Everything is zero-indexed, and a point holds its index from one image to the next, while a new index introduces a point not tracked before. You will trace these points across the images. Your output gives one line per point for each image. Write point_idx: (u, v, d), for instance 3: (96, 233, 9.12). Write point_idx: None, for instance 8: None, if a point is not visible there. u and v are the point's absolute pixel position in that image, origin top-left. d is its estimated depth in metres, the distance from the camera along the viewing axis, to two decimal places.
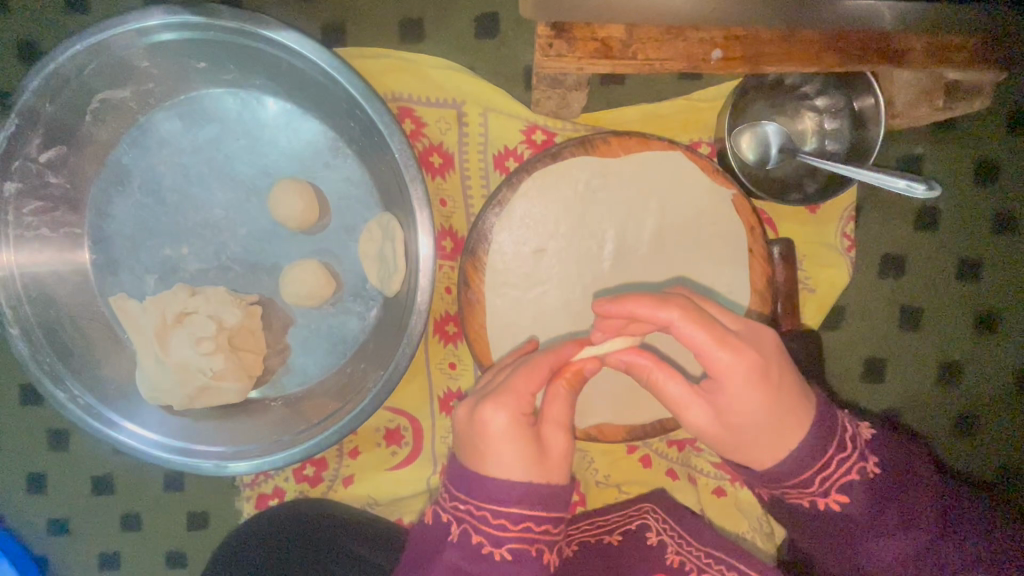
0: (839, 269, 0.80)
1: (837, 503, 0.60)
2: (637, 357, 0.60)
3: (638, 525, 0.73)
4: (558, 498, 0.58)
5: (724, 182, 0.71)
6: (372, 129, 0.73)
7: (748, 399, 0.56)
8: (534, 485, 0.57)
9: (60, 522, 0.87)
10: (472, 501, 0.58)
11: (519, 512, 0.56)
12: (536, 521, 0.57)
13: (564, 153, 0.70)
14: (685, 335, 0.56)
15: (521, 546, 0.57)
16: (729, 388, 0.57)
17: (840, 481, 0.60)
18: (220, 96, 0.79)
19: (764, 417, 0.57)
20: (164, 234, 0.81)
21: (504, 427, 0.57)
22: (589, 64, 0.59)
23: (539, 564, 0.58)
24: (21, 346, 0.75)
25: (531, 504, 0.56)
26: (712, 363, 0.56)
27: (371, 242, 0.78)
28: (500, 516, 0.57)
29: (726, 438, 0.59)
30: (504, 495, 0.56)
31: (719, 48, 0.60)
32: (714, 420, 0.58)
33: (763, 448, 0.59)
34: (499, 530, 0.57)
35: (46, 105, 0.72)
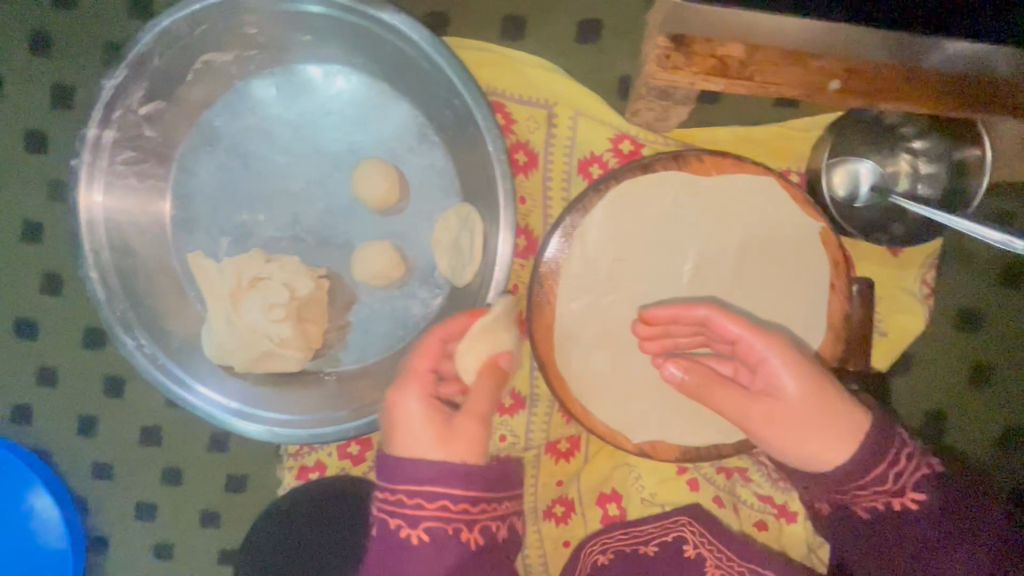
0: (914, 315, 0.78)
1: (915, 502, 0.57)
2: (685, 377, 0.65)
3: (674, 537, 0.74)
4: (478, 473, 0.58)
5: (815, 214, 0.70)
6: (467, 119, 0.73)
7: (788, 378, 0.60)
8: (440, 466, 0.57)
9: (105, 467, 0.88)
10: (389, 487, 0.58)
11: (434, 489, 0.57)
12: (452, 500, 0.57)
13: (656, 166, 0.70)
14: (724, 324, 0.63)
15: (437, 525, 0.57)
16: (773, 376, 0.61)
17: (915, 479, 0.57)
18: (318, 70, 0.80)
19: (819, 407, 0.58)
20: (244, 199, 0.82)
21: (417, 412, 0.61)
22: (704, 80, 0.59)
23: (459, 544, 0.57)
24: (98, 291, 0.76)
25: (431, 476, 0.57)
26: (752, 350, 0.62)
27: (446, 231, 0.78)
28: (417, 496, 0.57)
29: (789, 436, 0.59)
30: (418, 472, 0.57)
31: (837, 79, 0.59)
32: (771, 415, 0.60)
33: (831, 441, 0.58)
34: (417, 510, 0.57)
35: (155, 59, 0.74)
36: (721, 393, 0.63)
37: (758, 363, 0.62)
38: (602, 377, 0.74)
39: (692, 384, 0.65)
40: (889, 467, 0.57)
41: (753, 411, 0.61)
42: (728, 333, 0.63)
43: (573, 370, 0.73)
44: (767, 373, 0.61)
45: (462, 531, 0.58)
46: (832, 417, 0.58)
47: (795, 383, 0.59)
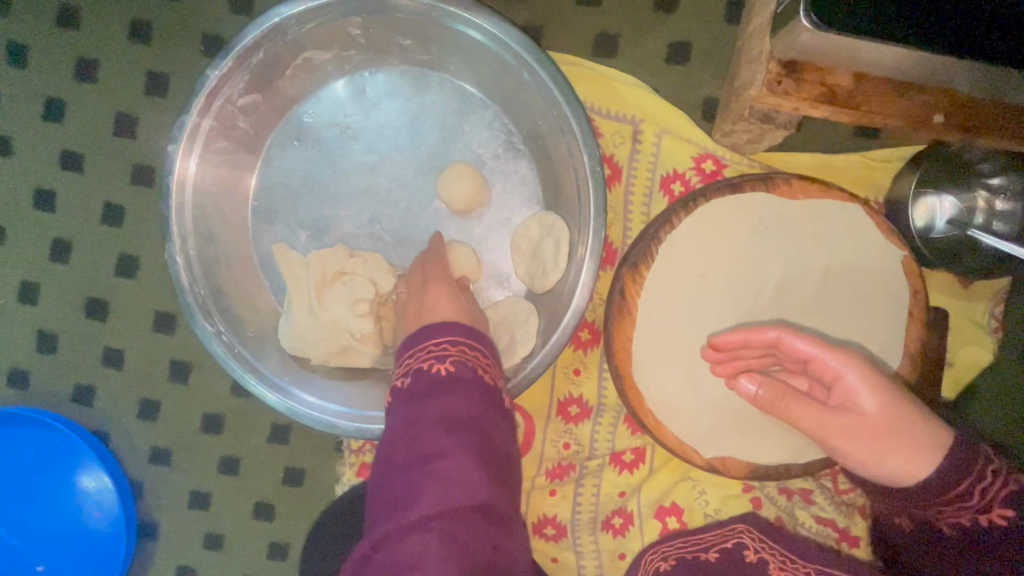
0: (982, 348, 0.80)
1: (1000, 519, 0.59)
2: (759, 390, 0.65)
3: (734, 543, 0.73)
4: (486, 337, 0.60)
5: (897, 243, 0.72)
6: (561, 130, 0.75)
7: (866, 396, 0.60)
8: (454, 329, 0.60)
9: (163, 452, 0.88)
10: (413, 347, 0.59)
11: (452, 338, 0.58)
12: (471, 345, 0.58)
13: (746, 186, 0.72)
14: (796, 343, 0.63)
15: (461, 363, 0.56)
16: (851, 395, 0.60)
17: (1002, 496, 0.58)
18: (412, 74, 0.82)
19: (899, 422, 0.59)
20: (327, 194, 0.83)
21: (447, 319, 0.66)
22: (810, 107, 0.61)
23: (477, 375, 0.56)
24: (181, 274, 0.76)
25: (451, 332, 0.59)
26: (825, 368, 0.62)
27: (527, 237, 0.79)
28: (438, 348, 0.58)
29: (869, 450, 0.59)
30: (433, 333, 0.59)
31: (943, 112, 0.61)
32: (851, 431, 0.60)
33: (915, 453, 0.58)
34: (437, 350, 0.57)
35: (260, 53, 0.75)
36: (797, 407, 0.62)
37: (833, 383, 0.62)
38: (681, 393, 0.74)
39: (764, 398, 0.64)
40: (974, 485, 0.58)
41: (833, 430, 0.60)
42: (801, 353, 0.63)
43: (652, 382, 0.74)
44: (843, 392, 0.61)
45: (478, 368, 0.57)
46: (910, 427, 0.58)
47: (874, 403, 0.59)
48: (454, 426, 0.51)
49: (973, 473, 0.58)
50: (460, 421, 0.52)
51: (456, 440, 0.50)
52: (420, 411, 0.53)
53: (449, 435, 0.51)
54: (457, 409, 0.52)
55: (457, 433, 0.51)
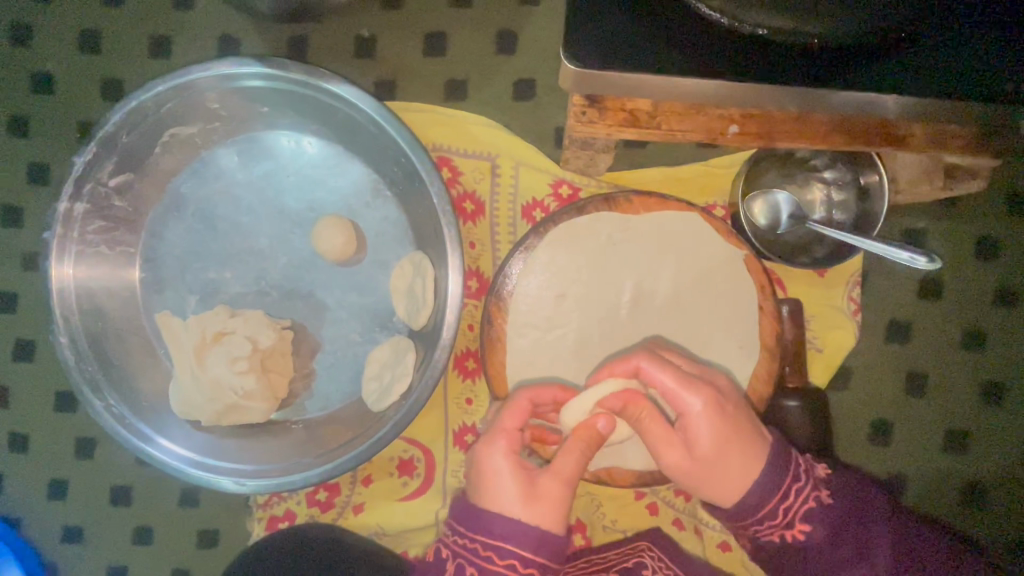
0: (845, 331, 0.84)
1: (801, 534, 0.65)
2: (623, 409, 0.65)
3: (635, 562, 0.73)
4: (557, 542, 0.60)
5: (737, 243, 0.76)
6: (414, 175, 0.79)
7: (706, 428, 0.64)
8: (523, 525, 0.59)
9: (75, 530, 0.89)
10: (468, 534, 0.61)
11: (507, 547, 0.59)
12: (522, 560, 0.58)
13: (589, 208, 0.76)
14: (654, 373, 0.65)
15: None
16: (693, 426, 0.65)
17: (802, 511, 0.65)
18: (278, 137, 0.87)
19: (727, 450, 0.64)
20: (210, 258, 0.87)
21: (502, 468, 0.62)
22: (618, 131, 0.66)
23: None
24: (67, 354, 0.79)
25: (514, 539, 0.59)
26: (677, 401, 0.65)
27: (401, 277, 0.83)
28: (496, 552, 0.59)
29: (706, 478, 0.65)
30: (493, 527, 0.59)
31: (736, 124, 0.66)
32: (689, 462, 0.65)
33: (733, 485, 0.65)
34: (488, 563, 0.59)
35: (123, 136, 0.80)
36: (653, 427, 0.65)
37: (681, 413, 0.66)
38: None
39: (630, 412, 0.65)
40: (780, 502, 0.65)
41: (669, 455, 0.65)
42: (657, 382, 0.65)
43: None
44: (687, 422, 0.65)
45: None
46: (746, 456, 0.64)
47: (708, 434, 0.64)
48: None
49: (777, 493, 0.65)
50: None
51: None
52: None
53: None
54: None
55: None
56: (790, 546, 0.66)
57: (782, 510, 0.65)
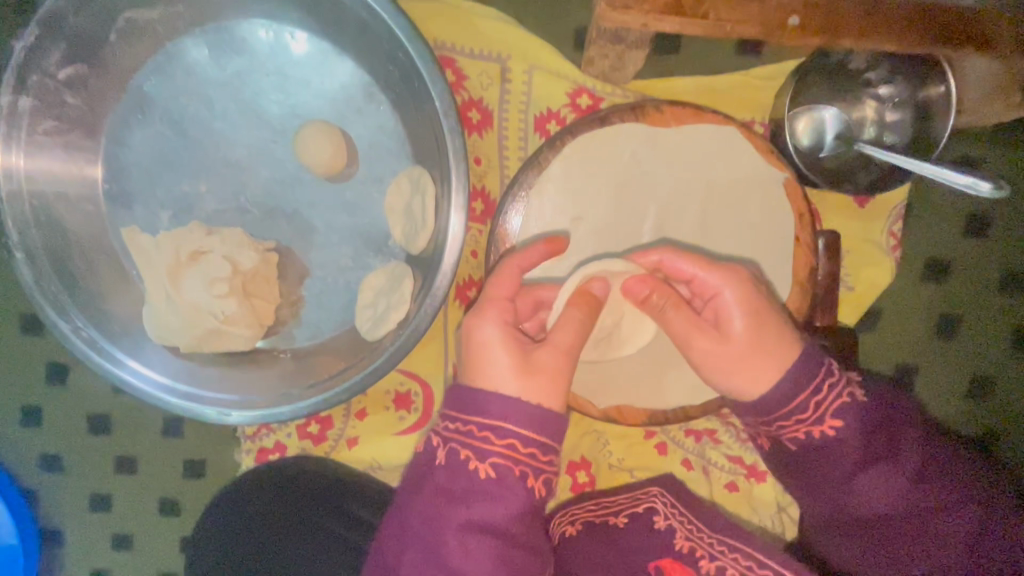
0: (882, 268, 0.77)
1: (831, 430, 0.57)
2: (651, 294, 0.61)
3: (645, 508, 0.70)
4: (549, 420, 0.54)
5: (778, 164, 0.68)
6: (413, 74, 0.69)
7: (740, 310, 0.59)
8: (518, 399, 0.53)
9: (53, 458, 0.84)
10: (460, 417, 0.54)
11: (504, 426, 0.53)
12: (521, 440, 0.53)
13: (612, 118, 0.67)
14: (676, 262, 0.62)
15: (504, 464, 0.53)
16: (723, 309, 0.60)
17: (836, 406, 0.57)
18: (253, 28, 0.75)
19: (765, 337, 0.58)
20: (182, 169, 0.77)
21: (492, 338, 0.56)
22: (656, 20, 0.55)
23: (524, 491, 0.53)
24: (26, 271, 0.70)
25: (512, 416, 0.53)
26: (705, 285, 0.61)
27: (398, 195, 0.75)
28: (485, 429, 0.53)
29: (725, 366, 0.59)
30: (487, 406, 0.53)
31: (797, 15, 0.55)
32: (716, 348, 0.59)
33: (763, 374, 0.58)
34: (483, 444, 0.53)
35: (70, 16, 0.68)
36: (677, 319, 0.60)
37: (710, 299, 0.61)
38: None
39: (652, 300, 0.61)
40: (812, 393, 0.57)
41: (697, 342, 0.59)
42: (680, 271, 0.62)
43: None
44: (716, 307, 0.61)
45: (528, 476, 0.54)
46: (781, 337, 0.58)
47: (742, 319, 0.59)
48: (480, 551, 0.52)
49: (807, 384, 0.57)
50: (484, 540, 0.52)
51: (482, 559, 0.52)
52: (422, 505, 0.55)
53: (477, 555, 0.52)
54: (489, 520, 0.53)
55: (486, 550, 0.52)
56: (815, 447, 0.58)
57: (813, 404, 0.57)
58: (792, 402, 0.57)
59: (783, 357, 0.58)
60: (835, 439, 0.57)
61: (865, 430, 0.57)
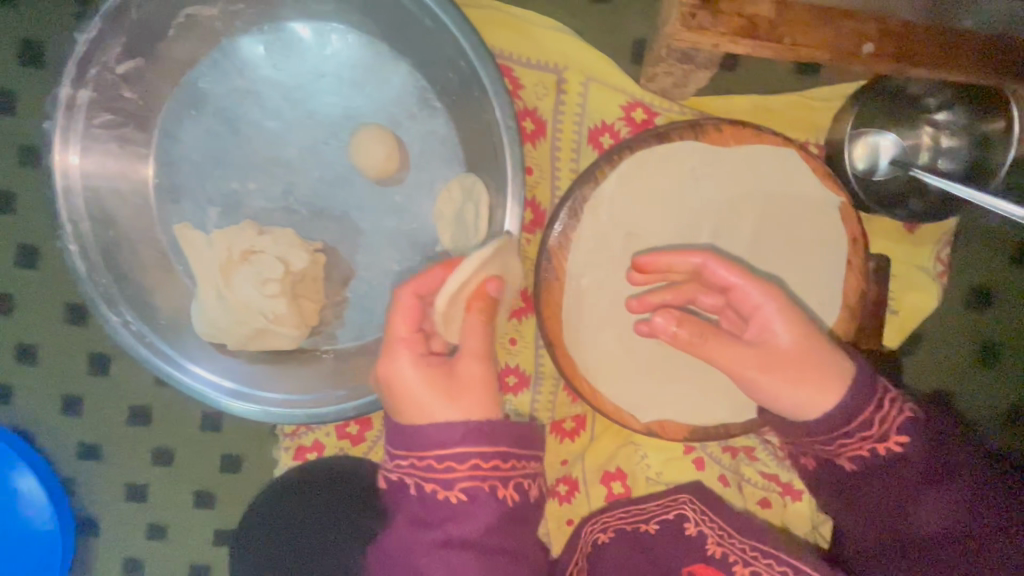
0: (928, 293, 0.77)
1: (895, 446, 0.58)
2: (679, 331, 0.59)
3: (675, 515, 0.72)
4: (501, 431, 0.54)
5: (834, 188, 0.68)
6: (472, 83, 0.68)
7: (783, 325, 0.59)
8: (467, 422, 0.53)
9: (92, 448, 0.85)
10: (412, 454, 0.54)
11: (461, 450, 0.53)
12: (482, 457, 0.53)
13: (672, 134, 0.67)
14: (720, 270, 0.61)
15: (472, 484, 0.53)
16: (768, 326, 0.59)
17: (896, 424, 0.58)
18: (311, 29, 0.75)
19: (810, 355, 0.58)
20: (232, 167, 0.77)
21: (411, 370, 0.55)
22: (730, 42, 0.55)
23: (496, 501, 0.54)
24: (78, 262, 0.71)
25: (464, 440, 0.53)
26: (745, 299, 0.60)
27: (448, 203, 0.74)
28: (444, 460, 0.53)
29: (783, 388, 0.59)
30: (435, 436, 0.53)
31: (871, 41, 0.55)
32: (766, 365, 0.59)
33: (820, 390, 0.58)
34: (446, 474, 0.53)
35: (133, 10, 0.69)
36: (712, 343, 0.59)
37: (752, 312, 0.60)
38: (613, 360, 0.72)
39: (684, 337, 0.60)
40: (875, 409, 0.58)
41: (743, 363, 0.59)
42: (721, 281, 0.61)
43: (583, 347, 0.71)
44: (761, 323, 0.60)
45: (495, 487, 0.54)
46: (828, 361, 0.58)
47: (787, 333, 0.58)
48: (457, 570, 0.52)
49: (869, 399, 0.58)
50: (461, 557, 0.52)
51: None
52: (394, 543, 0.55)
53: (456, 574, 0.52)
54: (464, 537, 0.53)
55: (465, 566, 0.52)
56: (876, 462, 0.59)
57: (874, 420, 0.58)
58: (851, 421, 0.58)
59: (835, 372, 0.59)
60: (892, 455, 0.58)
61: (922, 449, 0.58)
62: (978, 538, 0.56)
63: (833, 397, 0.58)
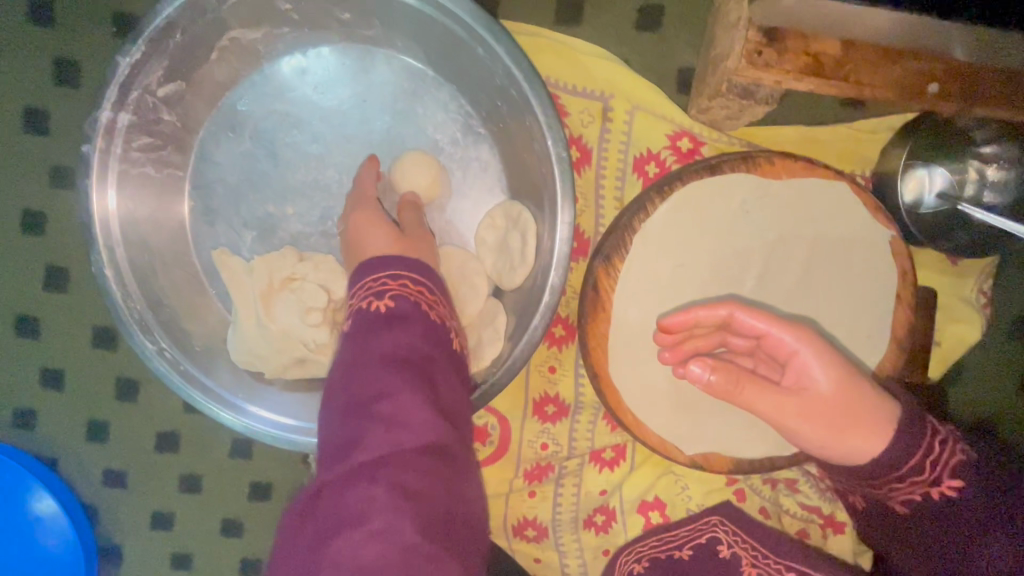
0: (971, 325, 0.77)
1: (950, 490, 0.59)
2: (714, 378, 0.56)
3: (708, 538, 0.76)
4: (426, 269, 0.57)
5: (885, 222, 0.68)
6: (522, 112, 0.67)
7: (821, 368, 0.58)
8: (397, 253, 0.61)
9: (117, 474, 0.83)
10: (358, 280, 0.56)
11: (399, 273, 0.56)
12: (412, 278, 0.55)
13: (725, 166, 0.66)
14: (750, 319, 0.60)
15: (408, 303, 0.53)
16: (805, 371, 0.59)
17: (952, 467, 0.59)
18: (355, 52, 0.74)
19: (852, 397, 0.57)
20: (270, 191, 0.76)
21: (371, 224, 0.65)
22: (794, 79, 0.55)
23: (428, 317, 0.53)
24: (114, 289, 0.69)
25: (396, 265, 0.56)
26: (780, 343, 0.60)
27: (493, 229, 0.74)
28: (385, 278, 0.55)
29: (828, 435, 0.58)
30: (385, 262, 0.56)
31: (937, 82, 0.55)
32: (808, 412, 0.57)
33: (864, 434, 0.57)
34: (382, 292, 0.54)
35: (177, 34, 0.66)
36: (752, 392, 0.58)
37: (788, 359, 0.60)
38: (659, 392, 0.71)
39: (721, 385, 0.57)
40: (924, 455, 0.58)
41: (785, 411, 0.57)
42: (754, 327, 0.61)
43: (630, 378, 0.70)
44: (798, 369, 0.59)
45: (425, 306, 0.54)
46: (865, 397, 0.58)
47: (826, 376, 0.58)
48: (397, 364, 0.48)
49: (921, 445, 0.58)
50: (397, 355, 0.49)
51: (401, 376, 0.47)
52: (354, 355, 0.50)
53: (396, 375, 0.47)
54: (405, 345, 0.49)
55: (401, 372, 0.48)
56: (930, 505, 0.60)
57: (928, 465, 0.58)
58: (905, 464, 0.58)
59: (875, 410, 0.58)
60: (949, 498, 0.59)
61: (980, 491, 0.59)
62: None
63: (883, 439, 0.57)
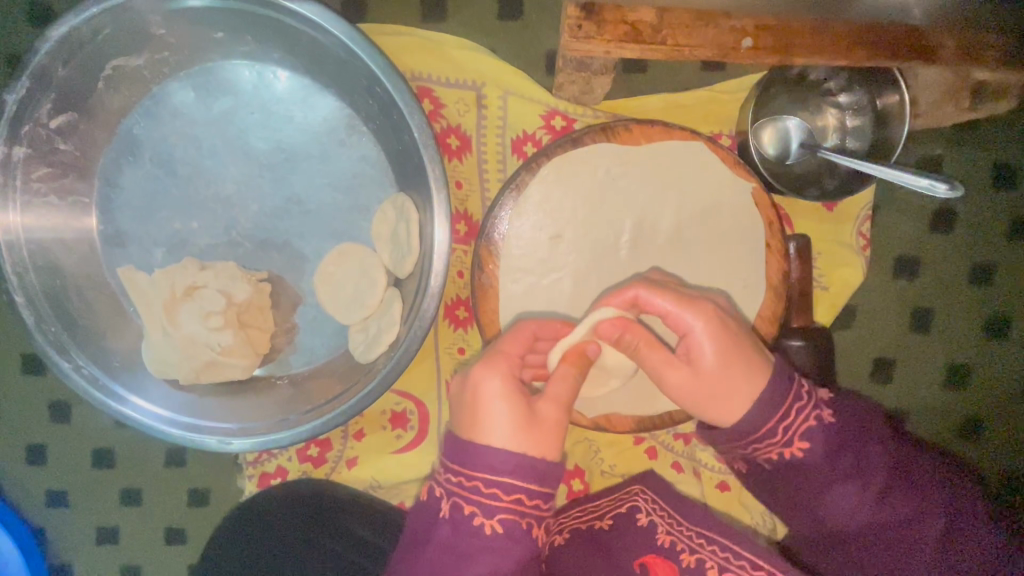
0: (853, 267, 0.80)
1: (801, 451, 0.60)
2: (625, 336, 0.62)
3: (628, 508, 0.71)
4: (551, 473, 0.57)
5: (746, 175, 0.71)
6: (391, 106, 0.71)
7: (710, 345, 0.61)
8: (524, 453, 0.56)
9: (59, 494, 0.86)
10: (463, 472, 0.56)
11: (512, 482, 0.55)
12: (528, 493, 0.56)
13: (587, 139, 0.69)
14: (651, 298, 0.62)
15: (511, 518, 0.56)
16: (695, 346, 0.62)
17: (803, 430, 0.60)
18: (237, 68, 0.78)
19: (733, 372, 0.61)
20: (174, 207, 0.79)
21: (498, 391, 0.58)
22: (617, 48, 0.58)
23: (530, 539, 0.57)
24: (26, 315, 0.72)
25: (516, 473, 0.55)
26: (678, 322, 0.62)
27: (384, 223, 0.79)
28: (492, 486, 0.55)
29: (702, 395, 0.62)
30: (498, 464, 0.55)
31: (750, 37, 0.59)
32: (687, 381, 0.62)
33: (736, 404, 0.61)
34: (490, 501, 0.55)
35: (59, 68, 0.69)
36: (650, 353, 0.62)
37: (682, 334, 0.63)
38: None
39: (626, 341, 0.62)
40: (780, 419, 0.60)
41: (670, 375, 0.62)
42: (655, 308, 0.63)
43: None
44: (688, 343, 0.62)
45: (532, 522, 0.57)
46: (747, 379, 0.60)
47: (713, 352, 0.61)
48: None
49: (779, 409, 0.60)
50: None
51: None
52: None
53: None
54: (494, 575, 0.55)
55: None
56: (785, 466, 0.61)
57: (783, 428, 0.60)
58: (761, 428, 0.61)
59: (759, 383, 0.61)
60: (801, 461, 0.60)
61: (831, 447, 0.60)
62: (879, 525, 0.59)
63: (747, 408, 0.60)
